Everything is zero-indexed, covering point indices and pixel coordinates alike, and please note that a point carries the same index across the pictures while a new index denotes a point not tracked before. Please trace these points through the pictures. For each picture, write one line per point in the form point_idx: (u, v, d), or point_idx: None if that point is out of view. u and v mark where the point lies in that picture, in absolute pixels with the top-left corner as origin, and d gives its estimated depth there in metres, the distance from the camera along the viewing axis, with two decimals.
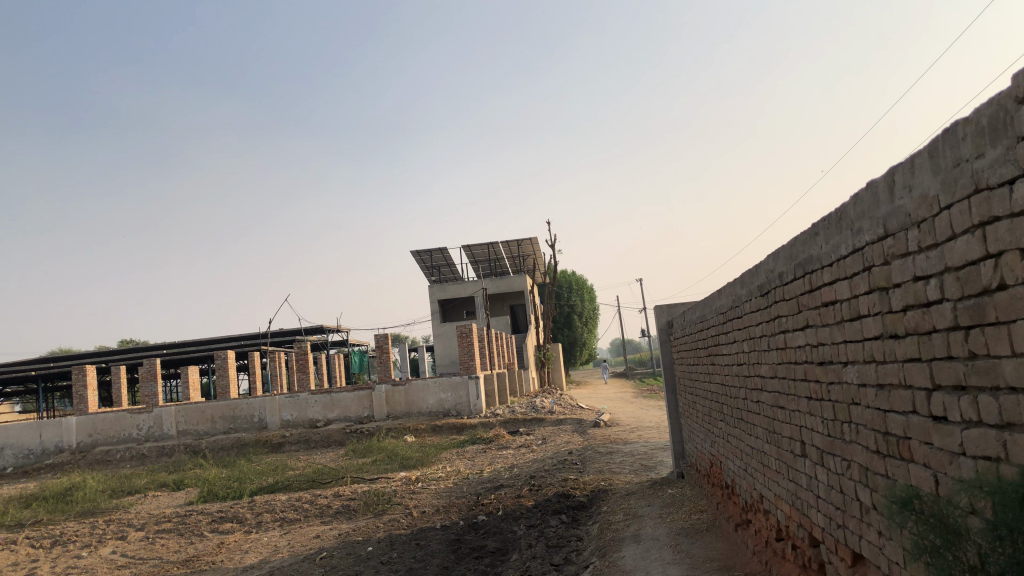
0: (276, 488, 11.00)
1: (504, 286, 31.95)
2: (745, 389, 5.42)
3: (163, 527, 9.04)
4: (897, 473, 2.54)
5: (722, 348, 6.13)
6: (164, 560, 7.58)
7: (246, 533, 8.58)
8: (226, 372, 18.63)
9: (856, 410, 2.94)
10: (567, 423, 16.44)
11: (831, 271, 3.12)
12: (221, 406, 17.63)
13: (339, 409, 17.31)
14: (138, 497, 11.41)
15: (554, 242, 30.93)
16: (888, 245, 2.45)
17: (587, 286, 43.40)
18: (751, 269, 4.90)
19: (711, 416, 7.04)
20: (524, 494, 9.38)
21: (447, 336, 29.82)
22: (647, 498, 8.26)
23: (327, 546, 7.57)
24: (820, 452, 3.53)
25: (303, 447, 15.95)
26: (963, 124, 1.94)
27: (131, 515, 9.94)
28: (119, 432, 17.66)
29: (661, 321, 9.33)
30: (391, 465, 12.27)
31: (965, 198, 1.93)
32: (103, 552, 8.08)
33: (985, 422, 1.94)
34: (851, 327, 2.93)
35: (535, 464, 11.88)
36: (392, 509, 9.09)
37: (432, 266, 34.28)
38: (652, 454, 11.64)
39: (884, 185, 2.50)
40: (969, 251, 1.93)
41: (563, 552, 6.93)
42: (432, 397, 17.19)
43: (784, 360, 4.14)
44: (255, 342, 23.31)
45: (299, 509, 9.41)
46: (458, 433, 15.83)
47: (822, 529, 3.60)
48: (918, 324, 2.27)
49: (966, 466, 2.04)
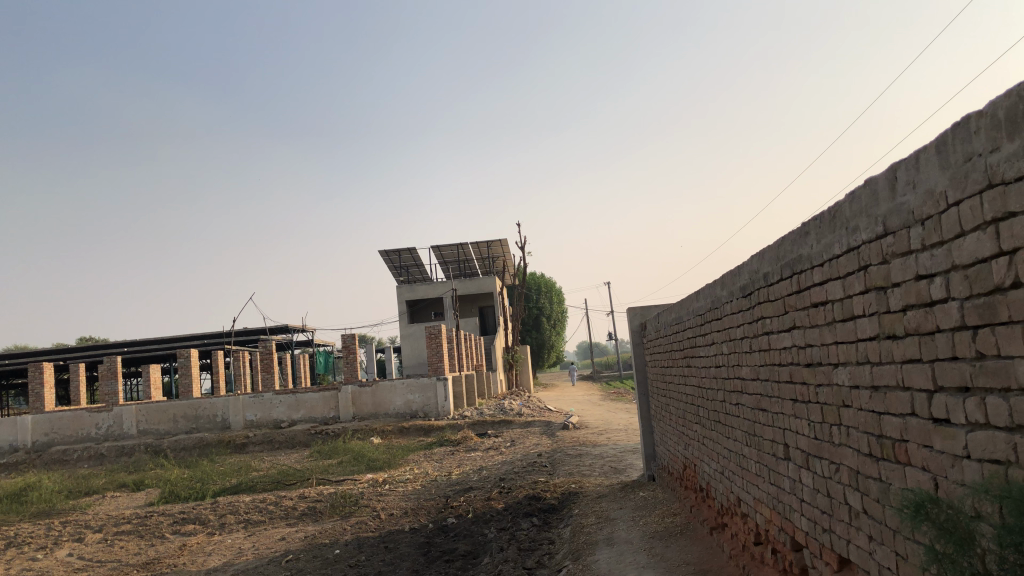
0: (239, 489, 10.77)
1: (474, 288, 31.88)
2: (724, 392, 5.38)
3: (123, 528, 8.79)
4: (891, 476, 2.50)
5: (699, 350, 6.11)
6: (122, 563, 7.34)
7: (209, 535, 8.36)
8: (189, 371, 18.23)
9: (847, 412, 2.89)
10: (536, 426, 16.35)
11: (822, 272, 3.07)
12: (183, 405, 17.24)
13: (304, 409, 17.05)
14: (96, 498, 11.12)
15: (524, 245, 30.88)
16: (887, 243, 2.40)
17: (556, 289, 43.45)
18: (732, 271, 4.88)
19: (684, 418, 7.03)
20: (494, 496, 9.27)
21: (415, 338, 29.58)
22: (619, 501, 8.19)
23: (293, 549, 7.39)
24: (805, 455, 3.49)
25: (267, 447, 15.67)
26: (977, 116, 1.88)
27: (89, 516, 9.66)
28: (77, 432, 17.25)
29: (634, 322, 9.30)
30: (358, 467, 12.08)
31: (978, 193, 1.87)
32: (59, 555, 7.81)
33: (994, 425, 1.88)
34: (843, 327, 2.88)
35: (504, 466, 11.77)
36: (360, 511, 8.92)
37: (400, 267, 34.08)
38: (622, 457, 11.57)
39: (884, 182, 2.45)
40: (980, 248, 1.88)
41: (536, 555, 6.85)
42: (399, 398, 17.00)
43: (767, 362, 4.10)
44: (219, 340, 22.96)
45: (264, 510, 9.19)
46: (425, 436, 15.64)
47: (805, 533, 3.55)
48: (920, 324, 2.21)
49: (971, 469, 1.99)
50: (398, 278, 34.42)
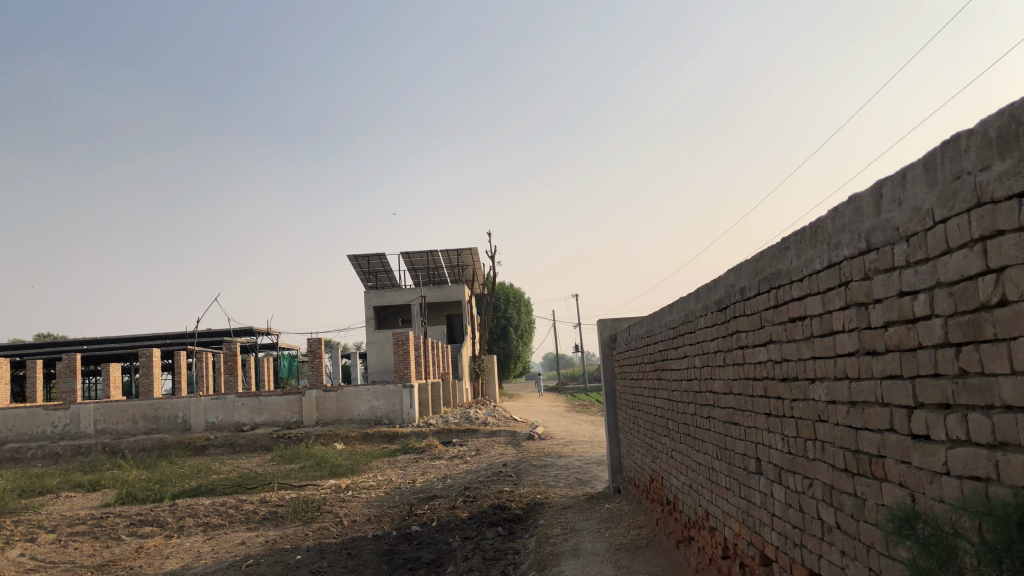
0: (199, 491, 10.56)
1: (442, 296, 31.84)
2: (695, 406, 5.38)
3: (77, 529, 8.56)
4: (868, 492, 2.51)
5: (670, 363, 6.15)
6: (77, 565, 7.14)
7: (167, 538, 8.18)
8: (150, 371, 17.88)
9: (823, 427, 2.91)
10: (501, 435, 16.31)
11: (801, 287, 3.09)
12: (143, 405, 16.90)
13: (267, 413, 16.79)
14: (50, 497, 10.85)
15: (494, 254, 30.67)
16: (870, 260, 2.42)
17: (524, 300, 43.50)
18: (707, 284, 4.91)
19: (653, 430, 7.04)
20: (458, 505, 9.21)
21: (381, 344, 29.35)
22: (584, 512, 8.18)
23: (253, 553, 7.27)
24: (778, 469, 3.49)
25: (227, 450, 15.42)
26: (966, 135, 1.91)
27: (42, 516, 9.41)
28: (33, 429, 16.88)
29: (605, 335, 9.32)
30: (320, 472, 11.94)
31: (965, 211, 1.90)
32: (10, 555, 7.59)
33: (976, 441, 1.89)
34: (822, 342, 2.90)
35: (469, 475, 11.70)
36: (322, 517, 8.77)
37: (368, 272, 33.88)
38: (587, 468, 11.57)
39: (869, 200, 2.47)
40: (966, 265, 1.90)
41: (501, 565, 6.79)
42: (364, 404, 16.82)
43: (740, 375, 4.12)
44: (181, 341, 22.62)
45: (224, 514, 9.02)
46: (389, 443, 15.50)
47: (775, 548, 3.56)
48: (902, 340, 2.23)
49: (951, 485, 2.00)
50: (366, 284, 34.19)
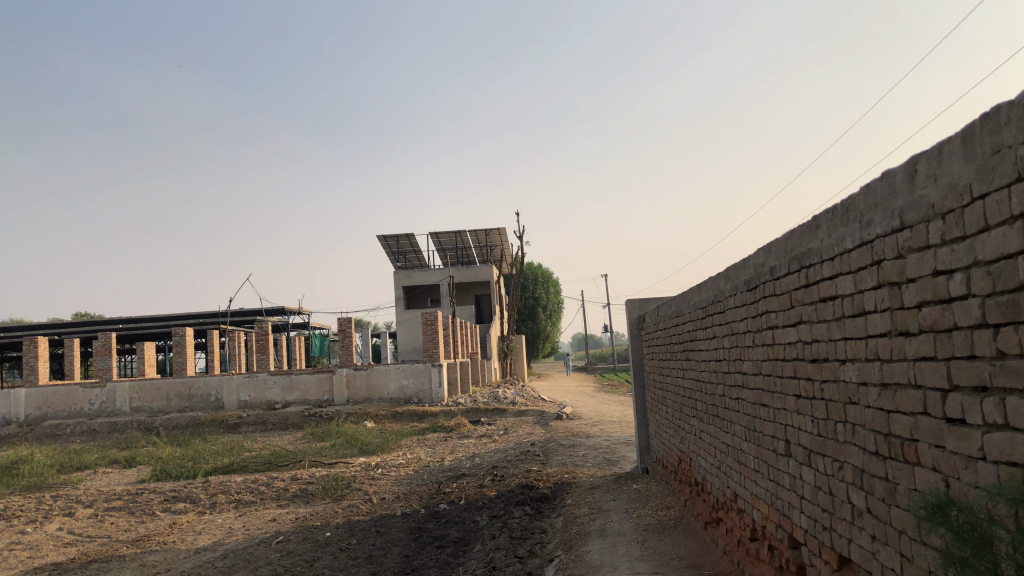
0: (231, 468, 10.72)
1: (470, 276, 31.89)
2: (723, 386, 5.32)
3: (113, 505, 8.73)
4: (899, 475, 2.45)
5: (699, 343, 6.07)
6: (112, 539, 7.29)
7: (200, 514, 8.31)
8: (184, 350, 18.13)
9: (854, 409, 2.85)
10: (529, 415, 16.33)
11: (832, 266, 3.02)
12: (177, 384, 17.17)
13: (298, 391, 16.96)
14: (87, 473, 11.07)
15: (522, 234, 30.51)
16: (903, 237, 2.34)
17: (553, 279, 43.44)
18: (736, 264, 4.83)
19: (682, 411, 6.98)
20: (487, 484, 9.24)
21: (410, 323, 29.53)
22: (612, 492, 8.15)
23: (283, 530, 7.35)
24: (807, 452, 3.43)
25: (259, 428, 15.63)
26: (1007, 108, 1.83)
27: (79, 491, 9.61)
28: (71, 406, 17.22)
29: (633, 315, 9.25)
30: (350, 450, 12.05)
31: (1005, 187, 1.82)
32: (48, 529, 7.76)
33: (1013, 425, 1.83)
34: (852, 323, 2.83)
35: (497, 454, 11.73)
36: (351, 495, 8.87)
37: (397, 253, 34.03)
38: (615, 448, 11.55)
39: (903, 175, 2.39)
40: (1006, 243, 1.82)
41: (527, 544, 6.80)
42: (393, 383, 16.92)
43: (770, 356, 4.04)
44: (214, 320, 22.90)
45: (256, 491, 9.14)
46: (418, 421, 15.60)
47: (804, 531, 3.51)
48: (936, 321, 2.16)
49: (986, 471, 1.94)
50: (395, 264, 34.37)
